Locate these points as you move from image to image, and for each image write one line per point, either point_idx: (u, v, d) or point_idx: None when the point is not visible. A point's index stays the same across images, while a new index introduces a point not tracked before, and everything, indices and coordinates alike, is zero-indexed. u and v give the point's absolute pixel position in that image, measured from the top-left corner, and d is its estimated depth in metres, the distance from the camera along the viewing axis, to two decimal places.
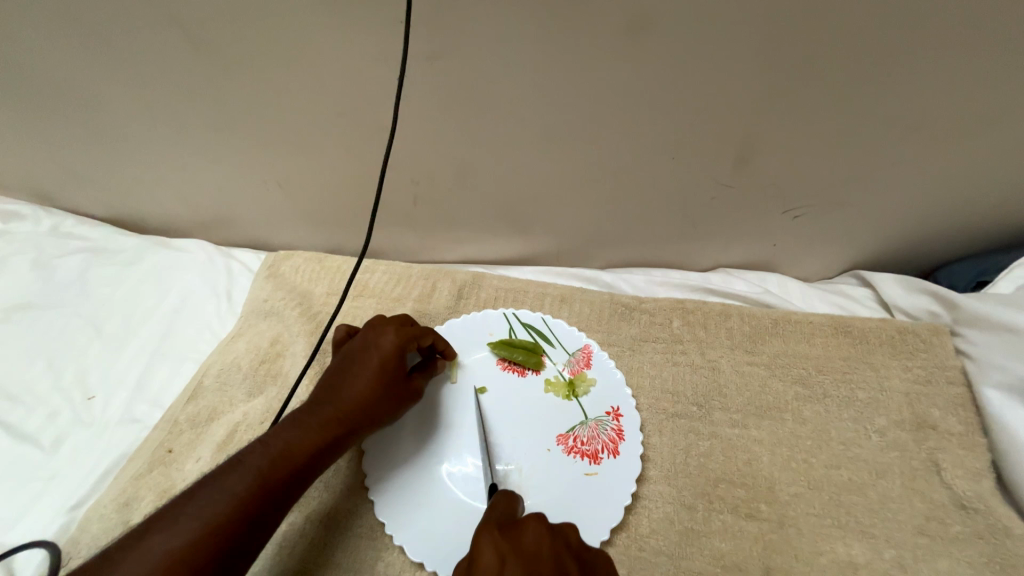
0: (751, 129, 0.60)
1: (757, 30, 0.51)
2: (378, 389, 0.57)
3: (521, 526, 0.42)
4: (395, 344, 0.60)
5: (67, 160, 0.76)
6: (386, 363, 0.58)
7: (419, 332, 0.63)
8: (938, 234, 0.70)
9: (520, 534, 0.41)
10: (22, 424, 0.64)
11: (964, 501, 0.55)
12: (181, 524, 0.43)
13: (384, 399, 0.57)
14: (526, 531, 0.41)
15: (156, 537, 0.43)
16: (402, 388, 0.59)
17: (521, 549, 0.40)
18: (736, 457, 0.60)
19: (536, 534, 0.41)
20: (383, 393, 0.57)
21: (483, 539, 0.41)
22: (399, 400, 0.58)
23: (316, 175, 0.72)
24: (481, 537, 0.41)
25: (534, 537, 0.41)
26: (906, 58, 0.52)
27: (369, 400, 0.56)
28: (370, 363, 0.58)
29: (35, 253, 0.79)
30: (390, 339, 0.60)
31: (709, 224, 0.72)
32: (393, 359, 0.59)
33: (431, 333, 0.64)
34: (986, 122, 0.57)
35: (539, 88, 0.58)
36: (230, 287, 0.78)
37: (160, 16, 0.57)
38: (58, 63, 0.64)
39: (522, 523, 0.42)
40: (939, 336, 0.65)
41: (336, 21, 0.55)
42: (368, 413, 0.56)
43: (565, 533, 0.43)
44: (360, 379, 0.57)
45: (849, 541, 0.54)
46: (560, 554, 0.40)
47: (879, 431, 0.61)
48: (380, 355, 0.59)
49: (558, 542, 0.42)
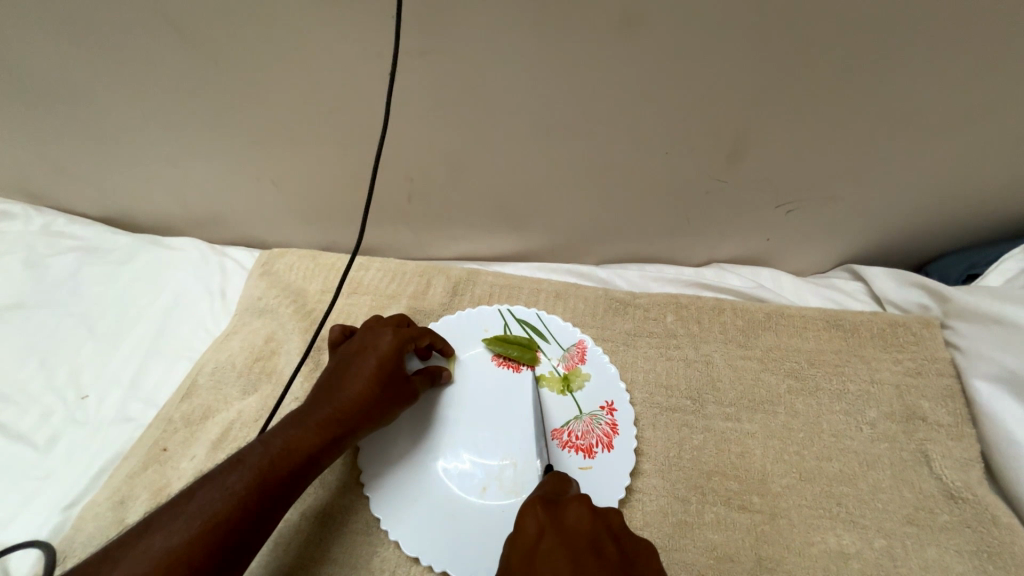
0: (742, 124, 0.60)
1: (747, 24, 0.51)
2: (375, 389, 0.57)
3: (566, 503, 0.43)
4: (393, 345, 0.60)
5: (58, 160, 0.76)
6: (383, 363, 0.58)
7: (417, 333, 0.63)
8: (929, 227, 0.71)
9: (563, 512, 0.43)
10: (15, 424, 0.64)
11: (952, 491, 0.56)
12: (182, 522, 0.43)
13: (382, 399, 0.57)
14: (570, 509, 0.43)
15: (156, 536, 0.43)
16: (400, 389, 0.59)
17: (560, 526, 0.41)
18: (730, 450, 0.60)
19: (577, 515, 0.42)
20: (381, 394, 0.57)
21: (529, 511, 0.43)
22: (396, 401, 0.58)
23: (309, 172, 0.72)
24: (527, 507, 0.44)
25: (575, 517, 0.42)
26: (894, 53, 0.52)
27: (367, 400, 0.56)
28: (368, 364, 0.58)
29: (26, 252, 0.78)
30: (388, 340, 0.60)
31: (702, 219, 0.72)
32: (391, 360, 0.59)
33: (428, 334, 0.64)
34: (975, 116, 0.57)
35: (531, 84, 0.58)
36: (223, 285, 0.78)
37: (149, 14, 0.57)
38: (47, 61, 0.63)
39: (567, 502, 0.43)
40: (930, 329, 0.66)
41: (326, 18, 0.54)
42: (366, 413, 0.56)
43: (608, 515, 0.43)
44: (358, 380, 0.57)
45: (839, 531, 0.55)
46: (598, 537, 0.41)
47: (870, 423, 0.61)
48: (378, 356, 0.59)
49: (600, 524, 0.42)
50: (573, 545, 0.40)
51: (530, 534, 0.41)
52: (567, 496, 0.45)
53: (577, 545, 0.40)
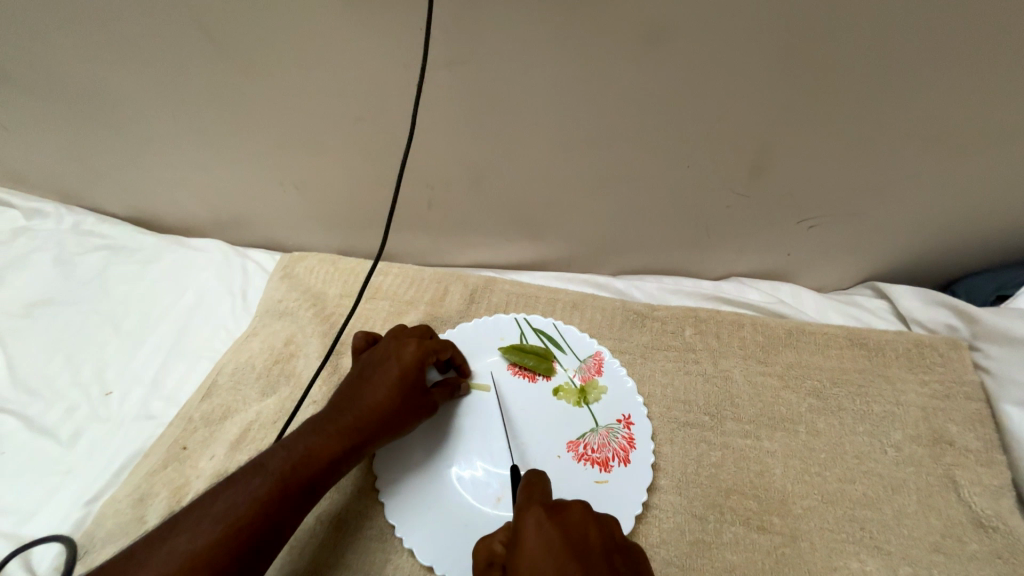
0: (767, 138, 0.60)
1: (775, 39, 0.51)
2: (396, 399, 0.57)
3: (564, 508, 0.44)
4: (415, 356, 0.60)
5: (90, 160, 0.78)
6: (405, 374, 0.58)
7: (439, 346, 0.63)
8: (956, 246, 0.69)
9: (563, 517, 0.43)
10: (41, 419, 0.65)
11: (982, 520, 0.55)
12: (206, 525, 0.44)
13: (401, 410, 0.57)
14: (569, 517, 0.43)
15: (182, 537, 0.43)
16: (420, 401, 0.59)
17: (564, 532, 0.42)
18: (748, 468, 0.59)
19: (581, 518, 0.43)
20: (401, 405, 0.57)
21: (529, 518, 0.43)
22: (415, 413, 0.58)
23: (332, 178, 0.73)
24: (527, 516, 0.43)
25: (581, 523, 0.43)
26: (925, 70, 0.52)
27: (386, 410, 0.56)
28: (390, 373, 0.58)
29: (57, 250, 0.80)
30: (410, 351, 0.60)
31: (723, 232, 0.72)
32: (412, 371, 0.59)
33: (450, 347, 0.64)
34: (1009, 134, 0.56)
35: (555, 94, 0.58)
36: (245, 287, 0.79)
37: (185, 21, 0.59)
38: (85, 65, 0.65)
39: (567, 506, 0.44)
40: (958, 350, 0.64)
41: (356, 27, 0.55)
42: (385, 423, 0.56)
43: (607, 523, 0.44)
44: (379, 389, 0.57)
45: (863, 557, 0.53)
46: (607, 546, 0.42)
47: (895, 446, 0.60)
48: (400, 367, 0.59)
49: (603, 531, 0.43)
50: (585, 553, 0.41)
51: (536, 546, 0.41)
52: (563, 500, 0.45)
53: (590, 554, 0.41)
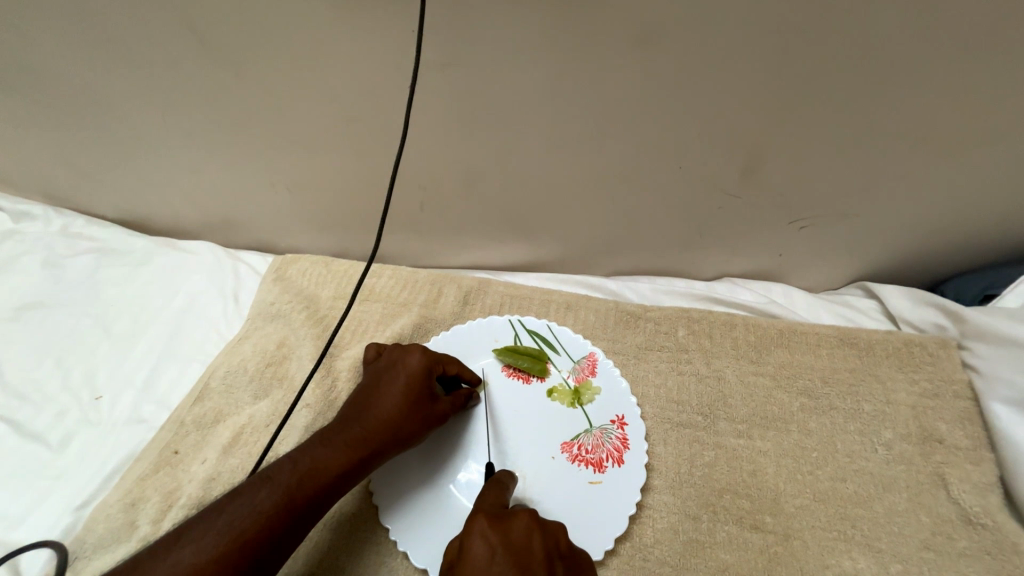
0: (758, 140, 0.60)
1: (766, 40, 0.51)
2: (405, 409, 0.56)
3: (512, 518, 0.44)
4: (422, 365, 0.60)
5: (79, 162, 0.77)
6: (413, 382, 0.58)
7: (445, 357, 0.62)
8: (947, 245, 0.70)
9: (510, 527, 0.43)
10: (30, 424, 0.64)
11: (971, 517, 0.55)
12: (210, 538, 0.44)
13: (410, 421, 0.56)
14: (517, 523, 0.43)
15: (185, 550, 0.43)
16: (429, 411, 0.58)
17: (510, 541, 0.42)
18: (742, 467, 0.59)
19: (526, 528, 0.43)
20: (410, 415, 0.57)
21: (476, 524, 0.43)
22: (425, 424, 0.57)
23: (324, 179, 0.72)
24: (473, 525, 0.43)
25: (525, 531, 0.43)
26: (914, 69, 0.52)
27: (395, 421, 0.56)
28: (398, 383, 0.58)
29: (45, 253, 0.79)
30: (417, 359, 0.60)
31: (715, 233, 0.72)
32: (419, 381, 0.59)
33: (457, 362, 0.63)
34: (996, 134, 0.57)
35: (548, 96, 0.58)
36: (237, 289, 0.78)
37: (174, 21, 0.58)
38: (72, 64, 0.64)
39: (514, 516, 0.44)
40: (947, 349, 0.65)
41: (347, 27, 0.55)
42: (394, 434, 0.55)
43: (555, 533, 0.45)
44: (388, 400, 0.57)
45: (854, 554, 0.54)
46: (549, 552, 0.42)
47: (886, 444, 0.61)
48: (408, 375, 0.59)
49: (548, 539, 0.44)
50: (526, 560, 0.41)
51: (482, 553, 0.41)
52: (512, 509, 0.45)
53: (534, 560, 0.41)
